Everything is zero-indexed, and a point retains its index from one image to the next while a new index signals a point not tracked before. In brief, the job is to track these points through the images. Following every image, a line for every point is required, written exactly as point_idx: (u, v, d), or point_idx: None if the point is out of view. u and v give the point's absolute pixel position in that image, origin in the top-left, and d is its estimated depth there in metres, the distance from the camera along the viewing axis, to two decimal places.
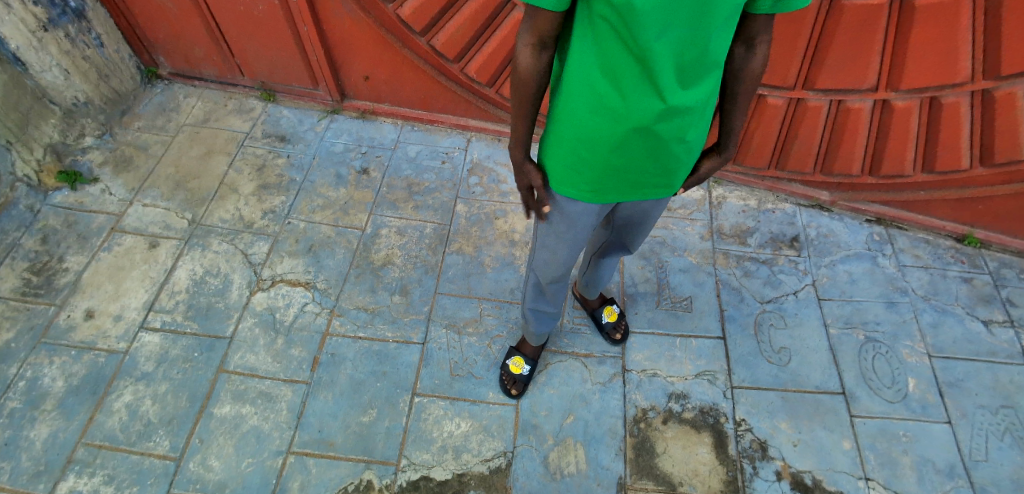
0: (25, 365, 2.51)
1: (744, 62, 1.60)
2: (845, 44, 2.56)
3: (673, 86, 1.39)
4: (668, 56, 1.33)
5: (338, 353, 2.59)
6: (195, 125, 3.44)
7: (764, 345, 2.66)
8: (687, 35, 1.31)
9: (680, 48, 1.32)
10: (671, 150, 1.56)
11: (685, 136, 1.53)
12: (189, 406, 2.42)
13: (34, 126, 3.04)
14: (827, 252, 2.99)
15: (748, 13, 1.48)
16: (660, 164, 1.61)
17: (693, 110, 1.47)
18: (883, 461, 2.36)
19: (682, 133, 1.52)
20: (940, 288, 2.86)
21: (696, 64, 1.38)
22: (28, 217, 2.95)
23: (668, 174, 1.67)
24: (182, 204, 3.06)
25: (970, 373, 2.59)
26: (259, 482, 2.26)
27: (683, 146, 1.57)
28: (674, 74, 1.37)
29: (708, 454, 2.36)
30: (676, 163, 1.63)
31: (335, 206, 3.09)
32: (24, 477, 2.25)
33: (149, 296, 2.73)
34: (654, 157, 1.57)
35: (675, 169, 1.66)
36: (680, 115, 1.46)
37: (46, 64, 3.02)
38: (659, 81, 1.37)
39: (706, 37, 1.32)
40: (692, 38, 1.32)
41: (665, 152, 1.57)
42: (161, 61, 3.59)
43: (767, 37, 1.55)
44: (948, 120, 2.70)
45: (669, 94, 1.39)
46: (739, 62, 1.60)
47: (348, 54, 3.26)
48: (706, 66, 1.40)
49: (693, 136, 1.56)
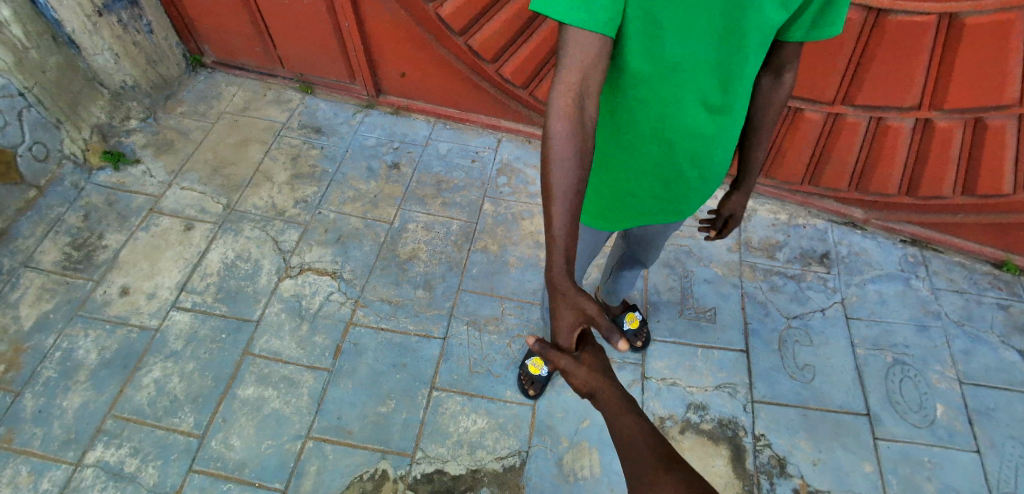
0: (61, 337, 2.60)
1: (770, 89, 1.62)
2: (887, 59, 2.51)
3: (689, 109, 1.36)
4: (691, 82, 1.31)
5: (360, 343, 2.63)
6: (234, 113, 3.53)
7: (787, 361, 2.61)
8: (713, 56, 1.29)
9: (704, 73, 1.31)
10: (686, 177, 1.54)
11: (699, 162, 1.50)
12: (215, 386, 2.48)
13: (82, 107, 3.16)
14: (857, 270, 2.94)
15: (777, 40, 1.50)
16: (673, 189, 1.58)
17: (711, 134, 1.45)
18: (905, 486, 2.31)
19: (699, 159, 1.50)
20: (974, 314, 2.78)
21: (717, 87, 1.37)
22: (72, 194, 3.05)
23: (682, 200, 1.64)
24: (217, 189, 3.14)
25: (1001, 403, 2.51)
26: (276, 465, 2.30)
27: (699, 173, 1.55)
28: (691, 99, 1.34)
29: (724, 467, 2.33)
30: (690, 188, 1.60)
31: (365, 199, 3.14)
32: (54, 443, 2.33)
33: (181, 277, 2.81)
34: (666, 182, 1.55)
35: (688, 195, 1.63)
36: (694, 141, 1.44)
37: (98, 48, 3.13)
38: (677, 106, 1.35)
39: (729, 57, 1.31)
40: (716, 59, 1.30)
41: (678, 177, 1.53)
42: (206, 50, 3.68)
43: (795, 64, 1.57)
44: (992, 142, 2.63)
45: (688, 118, 1.38)
46: (764, 87, 1.62)
47: (386, 51, 3.31)
48: (728, 91, 1.39)
49: (712, 162, 1.54)
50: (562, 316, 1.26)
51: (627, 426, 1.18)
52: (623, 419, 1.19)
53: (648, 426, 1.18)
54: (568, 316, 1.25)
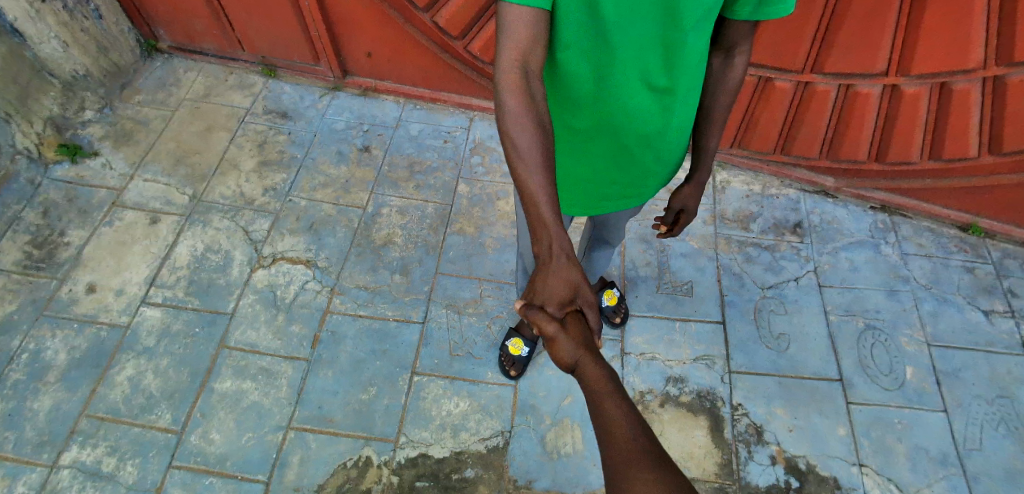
0: (27, 338, 2.52)
1: (721, 70, 1.61)
2: (856, 27, 2.50)
3: (639, 93, 1.36)
4: (632, 59, 1.29)
5: (338, 331, 2.60)
6: (196, 99, 3.41)
7: (763, 330, 2.66)
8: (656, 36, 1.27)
9: (646, 50, 1.28)
10: (636, 156, 1.54)
11: (653, 143, 1.51)
12: (191, 381, 2.45)
13: (33, 98, 3.02)
14: (830, 239, 2.98)
15: (725, 18, 1.48)
16: (631, 173, 1.61)
17: (656, 115, 1.43)
18: (878, 448, 2.38)
19: (650, 143, 1.50)
20: (941, 277, 2.85)
21: (664, 69, 1.34)
22: (29, 190, 2.94)
23: (640, 183, 1.66)
24: (183, 179, 3.05)
25: (968, 363, 2.59)
26: (259, 457, 2.29)
27: (652, 155, 1.56)
28: (639, 85, 1.35)
29: (705, 437, 2.38)
30: (647, 171, 1.61)
31: (336, 184, 3.08)
32: (28, 447, 2.28)
33: (149, 272, 2.74)
34: (623, 165, 1.57)
35: (647, 178, 1.64)
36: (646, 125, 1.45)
37: (44, 36, 2.99)
38: (619, 85, 1.34)
39: (675, 42, 1.28)
40: (660, 37, 1.27)
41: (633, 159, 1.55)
42: (161, 34, 3.54)
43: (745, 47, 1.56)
44: (958, 106, 2.65)
45: (633, 101, 1.38)
46: (716, 67, 1.61)
47: (349, 30, 3.22)
48: (676, 74, 1.35)
49: (662, 142, 1.53)
50: (549, 285, 1.23)
51: (608, 410, 1.11)
52: (607, 402, 1.11)
53: (629, 413, 1.10)
54: (557, 290, 1.23)
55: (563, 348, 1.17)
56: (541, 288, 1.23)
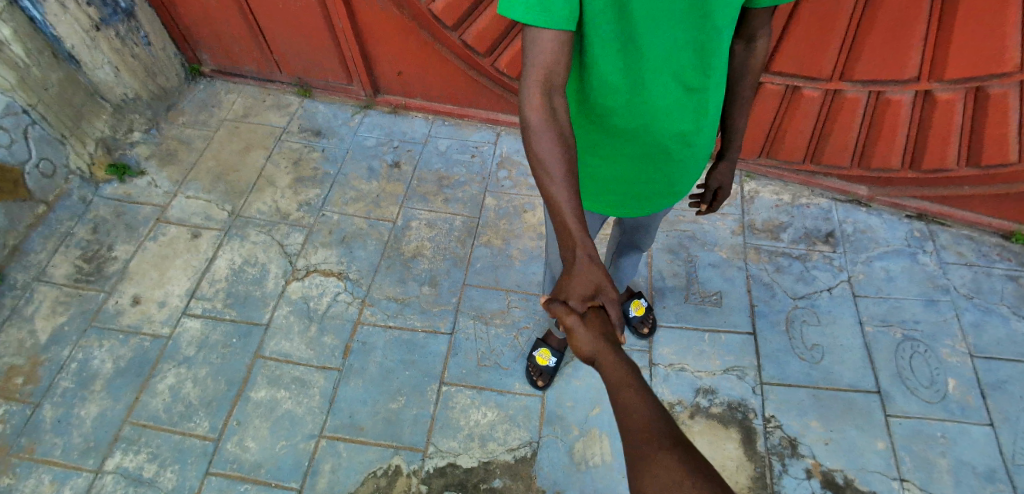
0: (76, 348, 2.65)
1: (744, 57, 1.62)
2: (883, 35, 2.49)
3: (671, 90, 1.37)
4: (660, 57, 1.30)
5: (368, 341, 2.65)
6: (235, 120, 3.56)
7: (795, 342, 2.61)
8: (683, 32, 1.29)
9: (671, 49, 1.30)
10: (671, 161, 1.55)
11: (688, 141, 1.50)
12: (228, 389, 2.52)
13: (86, 121, 3.18)
14: (863, 248, 2.92)
15: (748, 8, 1.51)
16: (665, 174, 1.60)
17: (686, 112, 1.43)
18: (919, 463, 2.30)
19: (684, 141, 1.50)
20: (984, 287, 2.75)
21: (694, 65, 1.35)
22: (80, 208, 3.10)
23: (675, 182, 1.64)
24: (222, 196, 3.18)
25: (1015, 375, 2.49)
26: (292, 464, 2.34)
27: (687, 153, 1.55)
28: (670, 81, 1.36)
29: (736, 450, 2.33)
30: (681, 169, 1.59)
31: (367, 199, 3.16)
32: (75, 452, 2.38)
33: (190, 285, 2.85)
34: (658, 166, 1.56)
35: (681, 177, 1.63)
36: (679, 121, 1.44)
37: (98, 62, 3.16)
38: (650, 85, 1.35)
39: (703, 36, 1.30)
40: (689, 41, 1.30)
41: (668, 159, 1.54)
42: (204, 59, 3.72)
43: (766, 31, 1.58)
44: (995, 112, 2.59)
45: (665, 99, 1.38)
46: (738, 54, 1.62)
47: (382, 52, 3.33)
48: (706, 69, 1.37)
49: (696, 140, 1.52)
50: (572, 283, 1.25)
51: (627, 401, 1.09)
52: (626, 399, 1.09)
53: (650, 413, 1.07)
54: (581, 284, 1.24)
55: (582, 341, 1.18)
56: (565, 285, 1.26)
